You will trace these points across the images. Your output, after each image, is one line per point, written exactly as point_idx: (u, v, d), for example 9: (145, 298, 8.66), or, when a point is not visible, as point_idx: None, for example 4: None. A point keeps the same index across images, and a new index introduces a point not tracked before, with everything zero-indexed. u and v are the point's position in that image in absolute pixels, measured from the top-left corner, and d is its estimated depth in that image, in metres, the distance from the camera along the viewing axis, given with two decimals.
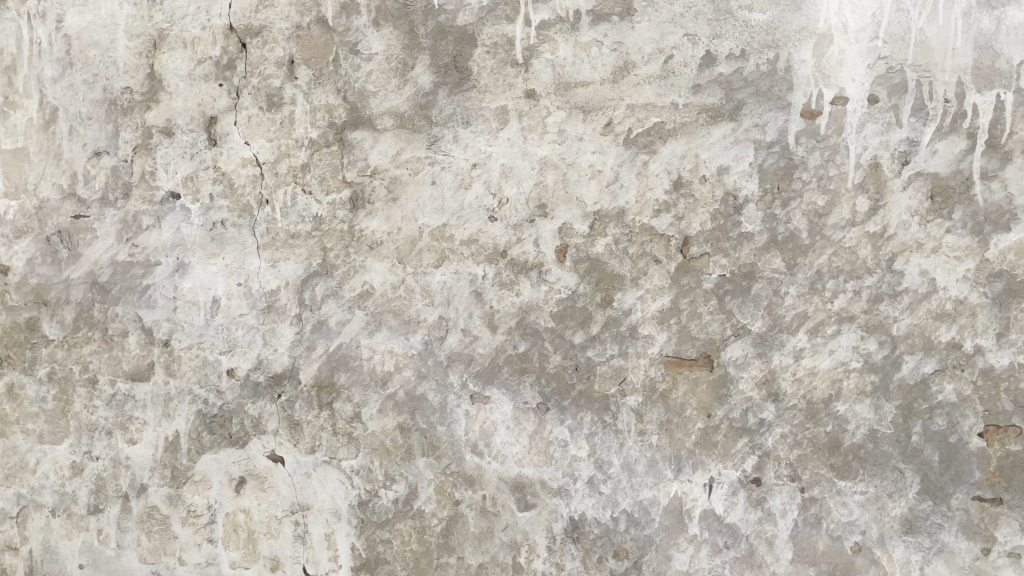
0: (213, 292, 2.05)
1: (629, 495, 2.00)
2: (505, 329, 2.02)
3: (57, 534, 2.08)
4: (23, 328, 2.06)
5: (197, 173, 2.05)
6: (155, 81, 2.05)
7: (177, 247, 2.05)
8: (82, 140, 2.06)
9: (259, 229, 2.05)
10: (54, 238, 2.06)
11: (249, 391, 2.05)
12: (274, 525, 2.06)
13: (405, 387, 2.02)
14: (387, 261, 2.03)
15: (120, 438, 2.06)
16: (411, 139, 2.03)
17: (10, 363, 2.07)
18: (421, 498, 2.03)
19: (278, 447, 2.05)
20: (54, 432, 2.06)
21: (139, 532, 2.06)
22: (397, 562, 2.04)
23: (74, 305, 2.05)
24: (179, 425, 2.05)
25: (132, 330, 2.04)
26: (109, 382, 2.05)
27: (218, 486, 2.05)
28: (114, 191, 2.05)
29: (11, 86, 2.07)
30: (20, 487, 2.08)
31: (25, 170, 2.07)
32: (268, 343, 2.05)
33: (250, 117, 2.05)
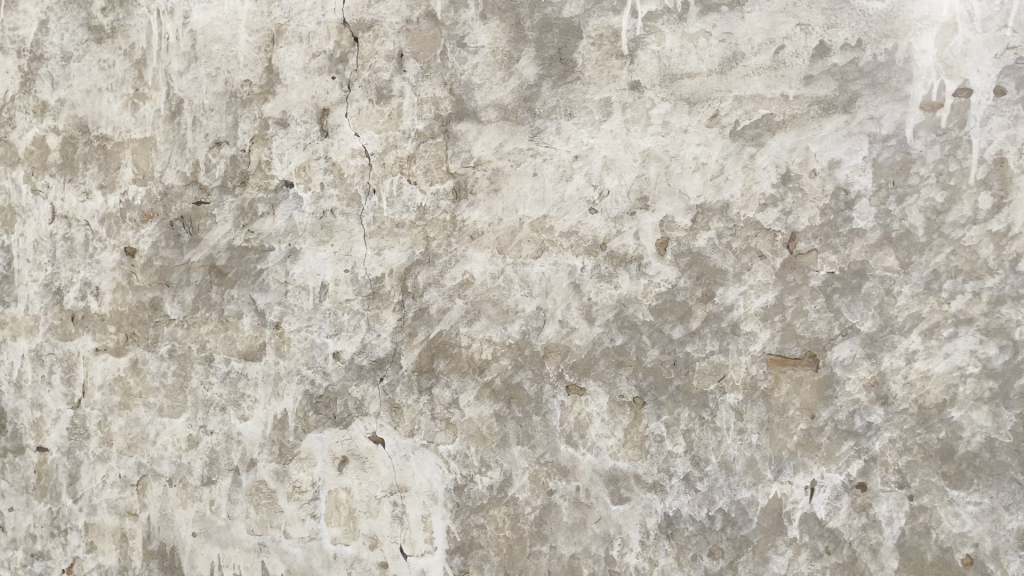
0: (321, 278, 2.12)
1: (726, 494, 1.97)
2: (602, 322, 2.01)
3: (172, 503, 2.20)
4: (147, 307, 2.19)
5: (309, 163, 2.13)
6: (272, 74, 2.14)
7: (289, 234, 2.13)
8: (205, 131, 2.16)
9: (366, 218, 2.11)
10: (177, 223, 2.18)
11: (353, 373, 2.12)
12: (373, 504, 2.12)
13: (502, 375, 2.05)
14: (488, 251, 2.06)
15: (233, 415, 2.16)
16: (514, 131, 2.05)
17: (135, 340, 2.20)
18: (515, 485, 2.05)
19: (378, 429, 2.11)
20: (173, 406, 2.18)
21: (248, 504, 2.16)
22: (490, 547, 2.07)
23: (194, 288, 2.17)
24: (287, 404, 2.14)
25: (246, 312, 2.14)
26: (224, 360, 2.16)
27: (322, 464, 2.13)
28: (232, 179, 2.15)
29: (140, 78, 2.19)
30: (140, 457, 2.20)
31: (152, 158, 2.19)
32: (372, 328, 2.11)
33: (361, 109, 2.11)
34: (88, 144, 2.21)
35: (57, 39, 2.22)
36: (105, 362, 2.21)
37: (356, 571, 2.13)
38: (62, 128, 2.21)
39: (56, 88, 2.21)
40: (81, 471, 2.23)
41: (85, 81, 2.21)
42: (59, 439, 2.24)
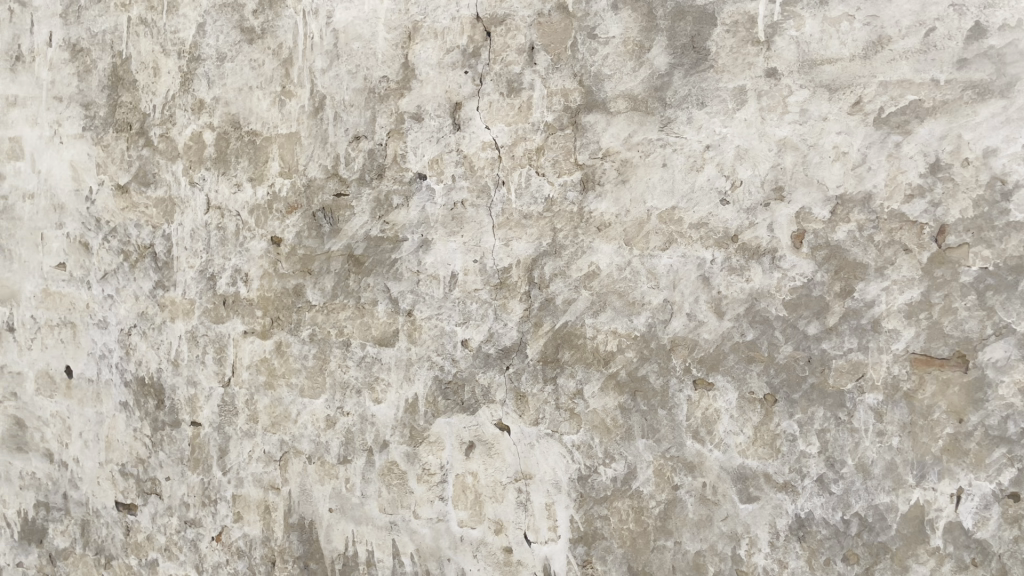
0: (451, 268, 2.18)
1: (862, 497, 1.89)
2: (733, 315, 1.97)
3: (311, 479, 2.32)
4: (291, 293, 2.32)
5: (441, 156, 2.19)
6: (408, 70, 2.20)
7: (421, 225, 2.20)
8: (345, 126, 2.26)
9: (495, 209, 2.15)
10: (318, 214, 2.29)
11: (480, 361, 2.17)
12: (499, 489, 2.17)
13: (628, 368, 2.05)
14: (615, 243, 2.06)
15: (367, 398, 2.26)
16: (644, 121, 2.03)
17: (279, 324, 2.33)
18: (640, 479, 2.05)
19: (504, 416, 2.15)
20: (313, 387, 2.30)
21: (381, 483, 2.26)
22: (614, 539, 2.07)
23: (333, 276, 2.28)
24: (418, 388, 2.22)
25: (381, 299, 2.24)
26: (360, 345, 2.26)
27: (450, 448, 2.20)
28: (369, 172, 2.24)
29: (287, 76, 2.31)
30: (283, 434, 2.34)
31: (297, 152, 2.30)
32: (499, 318, 2.15)
33: (492, 102, 2.15)
34: (239, 140, 2.35)
35: (213, 41, 2.36)
36: (252, 344, 2.36)
37: (481, 554, 2.19)
38: (216, 124, 2.37)
39: (211, 87, 2.37)
40: (230, 445, 2.39)
41: (237, 80, 2.35)
42: (211, 415, 2.40)
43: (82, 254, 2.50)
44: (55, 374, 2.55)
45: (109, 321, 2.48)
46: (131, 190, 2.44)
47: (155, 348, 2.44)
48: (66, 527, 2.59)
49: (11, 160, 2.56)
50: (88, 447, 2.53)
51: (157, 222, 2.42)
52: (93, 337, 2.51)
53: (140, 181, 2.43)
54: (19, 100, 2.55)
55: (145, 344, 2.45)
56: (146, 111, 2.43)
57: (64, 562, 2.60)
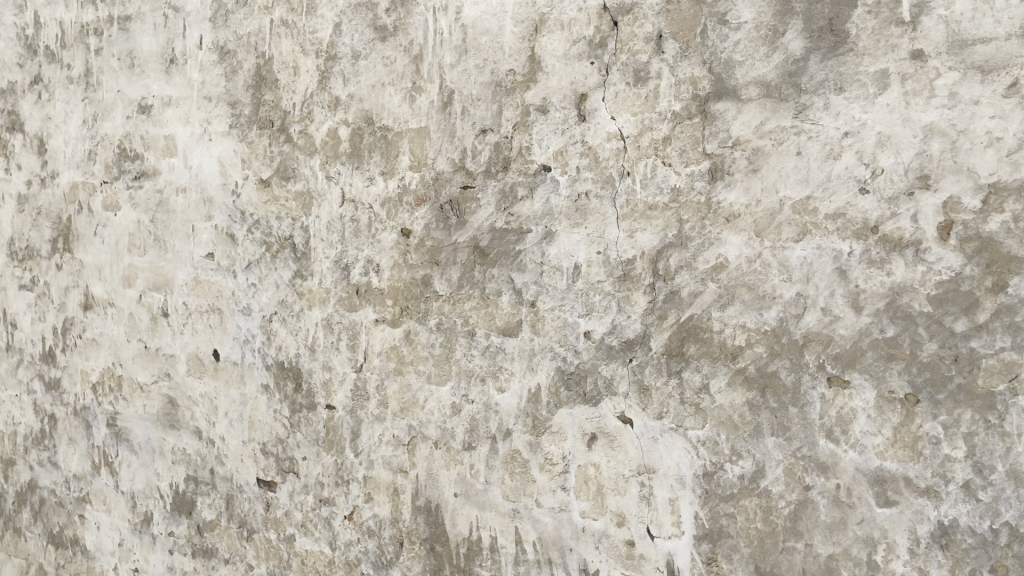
0: (575, 259, 2.18)
1: (1014, 506, 1.76)
2: (871, 311, 1.88)
3: (437, 464, 2.39)
4: (419, 283, 2.38)
5: (567, 148, 2.19)
6: (535, 62, 2.22)
7: (545, 216, 2.22)
8: (472, 119, 2.30)
9: (620, 200, 2.13)
10: (446, 206, 2.34)
11: (603, 353, 2.16)
12: (621, 482, 2.16)
13: (757, 363, 1.99)
14: (744, 234, 2.00)
15: (492, 386, 2.30)
16: (776, 108, 1.97)
17: (408, 313, 2.40)
18: (768, 477, 1.99)
19: (627, 409, 2.14)
20: (439, 375, 2.37)
21: (504, 471, 2.30)
22: (740, 537, 2.03)
23: (460, 266, 2.33)
24: (541, 378, 2.24)
25: (505, 290, 2.27)
26: (485, 335, 2.30)
27: (573, 439, 2.21)
28: (495, 164, 2.28)
29: (418, 73, 2.37)
30: (411, 420, 2.42)
31: (426, 146, 2.36)
32: (623, 310, 2.14)
33: (618, 92, 2.13)
34: (372, 135, 2.43)
35: (348, 40, 2.45)
36: (383, 332, 2.44)
37: (603, 546, 2.19)
38: (351, 120, 2.46)
39: (346, 84, 2.46)
40: (362, 429, 2.49)
41: (371, 77, 2.43)
42: (344, 399, 2.51)
43: (228, 245, 2.66)
44: (204, 357, 2.74)
45: (252, 308, 2.64)
46: (273, 184, 2.58)
47: (293, 334, 2.58)
48: (212, 500, 2.76)
49: (166, 157, 2.76)
50: (233, 426, 2.70)
51: (296, 215, 2.55)
52: (238, 323, 2.67)
53: (281, 175, 2.57)
54: (173, 100, 2.73)
55: (284, 330, 2.59)
56: (286, 108, 2.55)
57: (210, 533, 2.78)
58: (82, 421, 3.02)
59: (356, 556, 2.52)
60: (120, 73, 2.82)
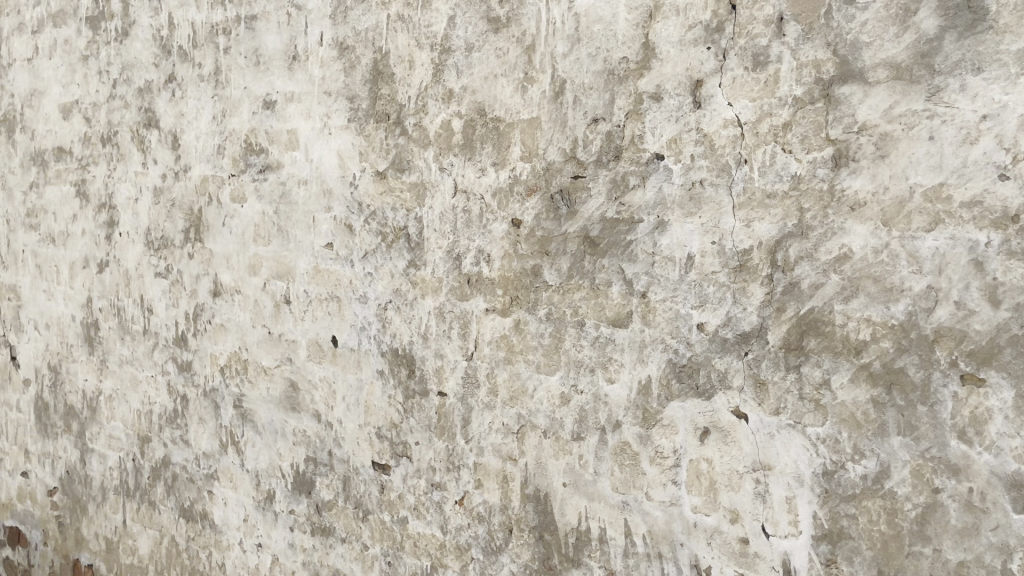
0: (688, 249, 2.14)
1: None
2: (1010, 305, 1.76)
3: (546, 453, 2.40)
4: (529, 273, 2.40)
5: (681, 136, 2.14)
6: (649, 50, 2.18)
7: (658, 206, 2.18)
8: (584, 108, 2.29)
9: (736, 188, 2.08)
10: (556, 196, 2.34)
11: (717, 346, 2.12)
12: (735, 479, 2.11)
13: (882, 358, 1.90)
14: (870, 223, 1.91)
15: (601, 377, 2.29)
16: (907, 91, 1.86)
17: (518, 303, 2.42)
18: (894, 478, 1.90)
19: (742, 404, 2.09)
20: (549, 364, 2.37)
21: (613, 463, 2.29)
22: (862, 539, 1.95)
23: (570, 257, 2.33)
24: (651, 370, 2.21)
25: (616, 281, 2.25)
26: (594, 326, 2.29)
27: (685, 433, 2.18)
28: (607, 154, 2.26)
29: (530, 63, 2.37)
30: (520, 408, 2.43)
31: (537, 137, 2.37)
32: (739, 302, 2.08)
33: (736, 78, 2.07)
34: (484, 126, 2.46)
35: (462, 32, 2.48)
36: (493, 321, 2.47)
37: (716, 543, 2.14)
38: (464, 112, 2.49)
39: (460, 76, 2.49)
40: (472, 416, 2.53)
41: (483, 69, 2.45)
42: (456, 386, 2.55)
43: (346, 235, 2.75)
44: (323, 343, 2.84)
45: (368, 297, 2.72)
46: (388, 176, 2.65)
47: (407, 322, 2.64)
48: (330, 481, 2.87)
49: (289, 150, 2.87)
50: (349, 410, 2.80)
51: (410, 206, 2.61)
52: (355, 310, 2.76)
53: (397, 167, 2.63)
54: (295, 96, 2.84)
55: (399, 318, 2.66)
56: (402, 102, 2.61)
57: (328, 513, 2.88)
58: (211, 402, 3.19)
59: (467, 540, 2.56)
60: (247, 71, 2.95)
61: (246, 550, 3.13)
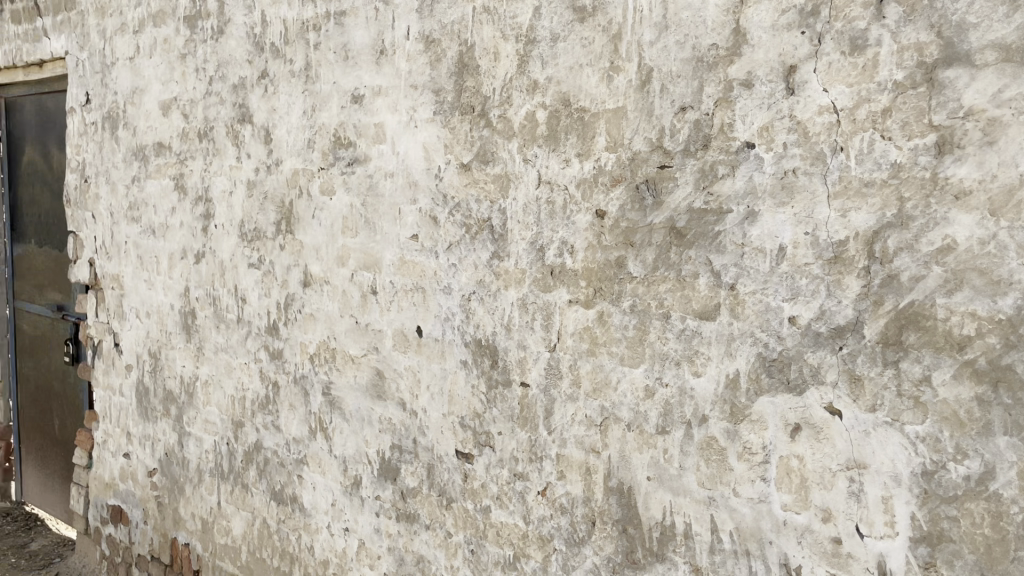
0: (780, 240, 2.09)
1: None
2: None
3: (630, 447, 2.38)
4: (614, 264, 2.38)
5: (772, 123, 2.09)
6: (740, 36, 2.12)
7: (748, 196, 2.13)
8: (672, 97, 2.25)
9: (831, 177, 2.01)
10: (642, 186, 2.31)
11: (809, 340, 2.06)
12: (827, 476, 2.05)
13: (988, 355, 1.81)
14: (976, 213, 1.81)
15: (687, 370, 2.25)
16: (1018, 73, 1.75)
17: (602, 295, 2.40)
18: (999, 480, 1.81)
19: (835, 400, 2.03)
20: (633, 356, 2.35)
21: (700, 458, 2.25)
22: (964, 543, 1.86)
23: (655, 248, 2.30)
24: (740, 364, 2.17)
25: (703, 272, 2.21)
26: (680, 318, 2.26)
27: (774, 429, 2.13)
28: (695, 143, 2.21)
29: (616, 52, 2.35)
30: (604, 401, 2.42)
31: (623, 126, 2.34)
32: (833, 294, 2.02)
33: (831, 63, 2.00)
34: (569, 116, 2.44)
35: (547, 23, 2.47)
36: (577, 313, 2.46)
37: (806, 541, 2.09)
38: (549, 103, 2.48)
39: (545, 67, 2.49)
40: (555, 407, 2.53)
41: (569, 59, 2.44)
42: (539, 377, 2.56)
43: (431, 226, 2.79)
44: (409, 333, 2.89)
45: (452, 288, 2.75)
46: (473, 168, 2.66)
47: (491, 313, 2.66)
48: (415, 468, 2.92)
49: (376, 143, 2.92)
50: (434, 399, 2.84)
51: (494, 197, 2.62)
52: (439, 301, 2.79)
53: (481, 159, 2.64)
54: (382, 89, 2.89)
55: (482, 309, 2.68)
56: (487, 94, 2.62)
57: (413, 500, 2.93)
58: (301, 389, 3.28)
59: (549, 531, 2.57)
60: (336, 66, 3.01)
61: (333, 534, 3.21)
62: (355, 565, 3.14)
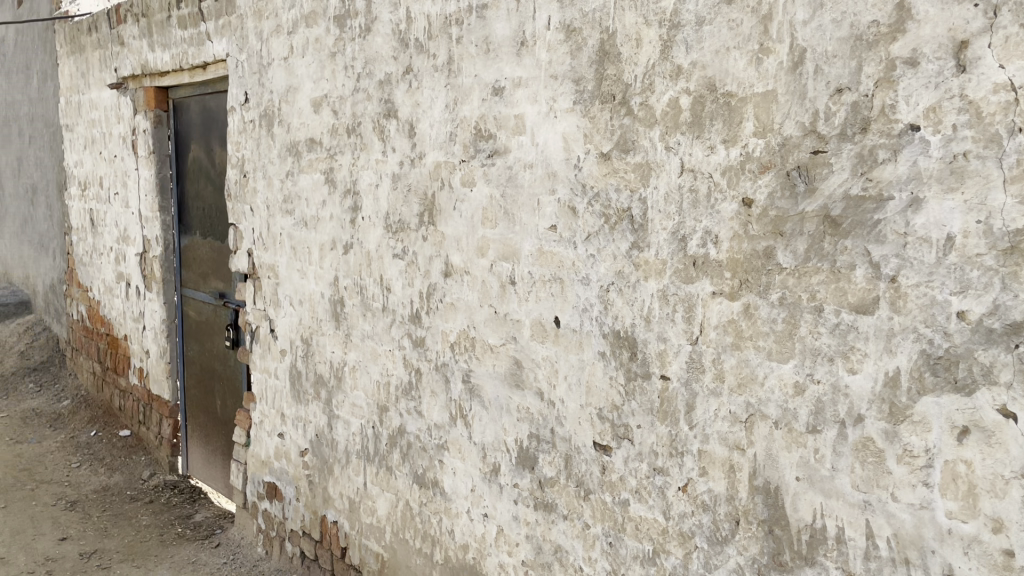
0: (948, 229, 1.94)
1: None
2: None
3: (778, 445, 2.29)
4: (761, 255, 2.29)
5: (941, 104, 1.94)
6: (904, 10, 1.98)
7: (912, 181, 1.99)
8: (827, 79, 2.13)
9: (1008, 160, 1.84)
10: (793, 173, 2.21)
11: (981, 336, 1.90)
12: (999, 484, 1.89)
13: None
14: None
15: (841, 366, 2.14)
16: None
17: (749, 286, 2.32)
18: None
19: (1010, 402, 1.86)
20: (781, 351, 2.26)
21: (854, 459, 2.14)
22: None
23: (807, 237, 2.20)
24: (900, 361, 2.04)
25: (860, 263, 2.09)
26: (834, 311, 2.15)
27: (939, 432, 1.98)
28: (852, 126, 2.09)
29: (766, 33, 2.24)
30: (749, 396, 2.34)
31: (773, 111, 2.24)
32: (1008, 288, 1.86)
33: (1010, 36, 1.82)
34: (714, 102, 2.37)
35: (693, 6, 2.40)
36: (721, 305, 2.39)
37: (973, 553, 1.94)
38: (693, 88, 2.41)
39: (690, 51, 2.41)
40: (697, 402, 2.47)
41: (715, 43, 2.36)
42: (680, 370, 2.50)
43: (570, 217, 2.78)
44: (547, 323, 2.90)
45: (591, 278, 2.73)
46: (614, 157, 2.63)
47: (630, 304, 2.62)
48: (552, 458, 2.93)
49: (516, 135, 2.94)
50: (572, 389, 2.84)
51: (635, 186, 2.58)
52: (578, 292, 2.78)
53: (622, 148, 2.61)
54: (523, 81, 2.90)
55: (621, 300, 2.65)
56: (628, 81, 2.58)
57: (551, 489, 2.95)
58: (442, 376, 3.37)
59: (690, 528, 2.52)
60: (477, 59, 3.05)
61: (473, 519, 3.28)
62: (494, 551, 3.19)
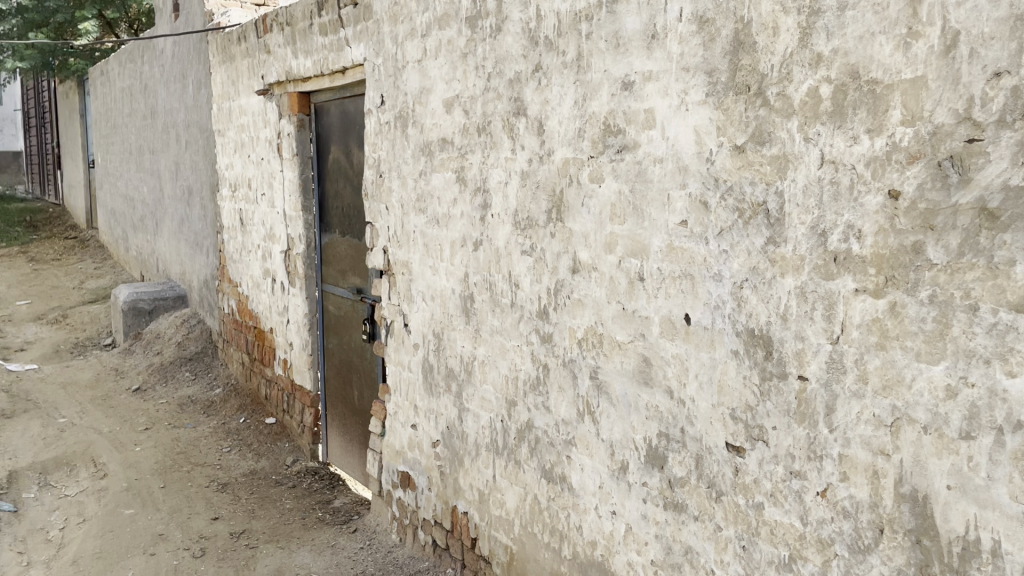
0: None
1: None
2: None
3: (927, 451, 2.16)
4: (909, 250, 2.17)
5: None
6: None
7: None
8: (983, 62, 1.99)
9: None
10: (946, 163, 2.08)
11: None
12: None
13: None
14: None
15: (999, 369, 2.00)
16: None
17: (895, 284, 2.20)
18: None
19: None
20: (931, 352, 2.13)
21: (1013, 468, 1.99)
22: None
23: (961, 231, 2.06)
24: None
25: (1021, 258, 1.95)
26: (991, 310, 2.01)
27: None
28: (1013, 112, 1.94)
29: (914, 16, 2.12)
30: (895, 399, 2.22)
31: (922, 97, 2.12)
32: None
33: None
34: (858, 90, 2.25)
35: None
36: (864, 303, 2.28)
37: None
38: (834, 77, 2.31)
39: (830, 38, 2.31)
40: (838, 403, 2.37)
41: (858, 28, 2.24)
42: (819, 370, 2.41)
43: (702, 212, 2.73)
44: (677, 320, 2.86)
45: (724, 275, 2.67)
46: (748, 149, 2.56)
47: (765, 301, 2.54)
48: (683, 458, 2.88)
49: (646, 130, 2.91)
50: (702, 388, 2.78)
51: (771, 179, 2.50)
52: (710, 288, 2.72)
53: (757, 140, 2.53)
54: (654, 75, 2.87)
55: (756, 297, 2.57)
56: (764, 71, 2.50)
57: (681, 489, 2.90)
58: (569, 372, 3.38)
59: (830, 535, 2.42)
60: (607, 54, 3.04)
61: (602, 516, 3.27)
62: (623, 549, 3.17)
